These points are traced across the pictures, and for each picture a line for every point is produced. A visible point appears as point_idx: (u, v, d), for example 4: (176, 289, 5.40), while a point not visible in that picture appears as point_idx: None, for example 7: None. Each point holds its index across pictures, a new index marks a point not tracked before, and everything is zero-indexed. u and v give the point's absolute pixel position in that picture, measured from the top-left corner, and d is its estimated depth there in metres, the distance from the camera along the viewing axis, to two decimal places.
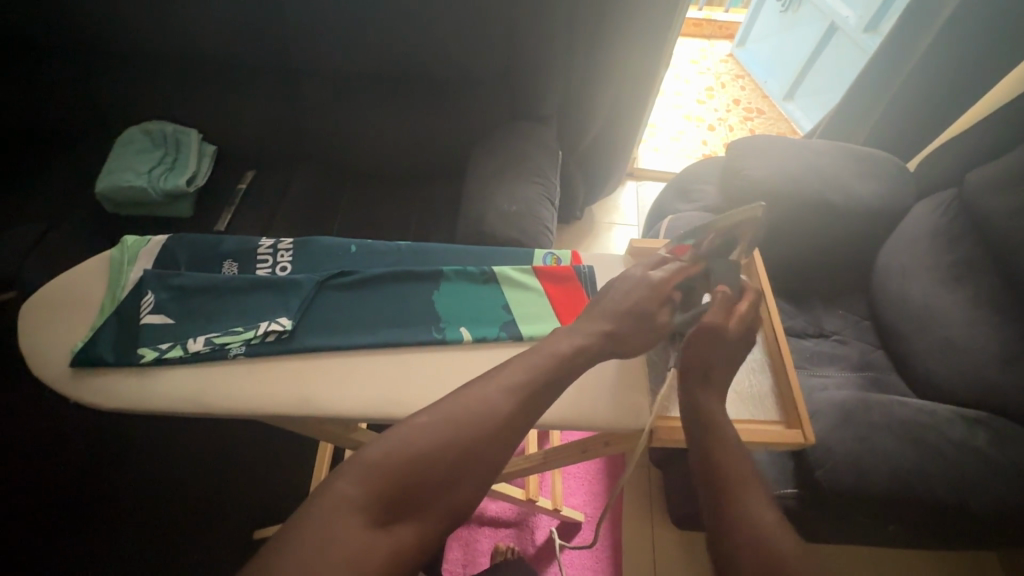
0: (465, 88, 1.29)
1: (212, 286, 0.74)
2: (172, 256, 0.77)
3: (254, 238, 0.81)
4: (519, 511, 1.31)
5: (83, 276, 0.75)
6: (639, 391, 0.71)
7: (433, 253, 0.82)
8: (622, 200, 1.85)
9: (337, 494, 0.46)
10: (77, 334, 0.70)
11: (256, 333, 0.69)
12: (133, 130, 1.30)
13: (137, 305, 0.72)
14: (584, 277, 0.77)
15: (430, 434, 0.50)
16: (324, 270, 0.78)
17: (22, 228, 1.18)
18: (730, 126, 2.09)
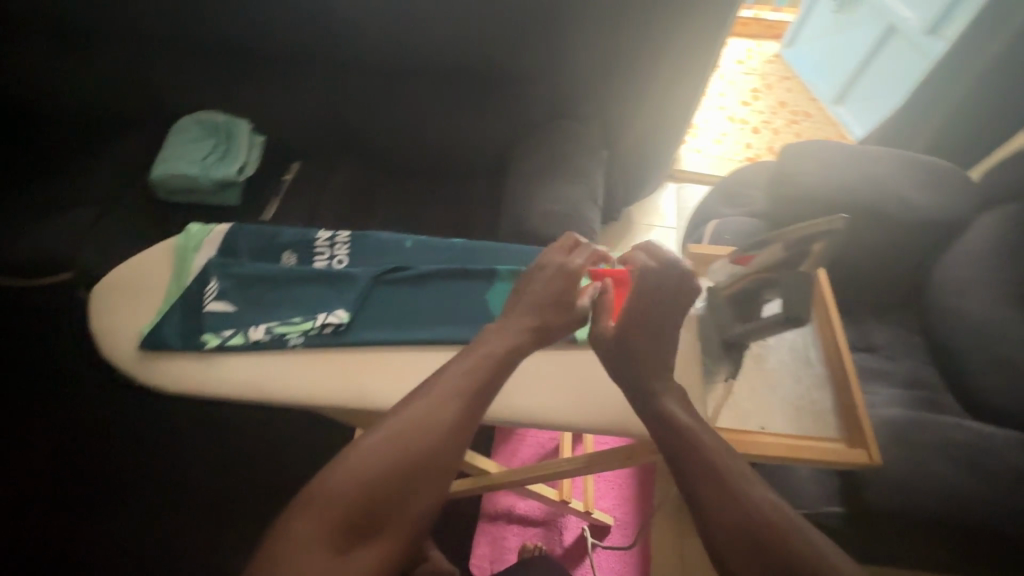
0: (512, 85, 1.29)
1: (271, 276, 0.76)
2: (234, 245, 0.79)
3: (311, 230, 0.82)
4: (548, 510, 1.31)
5: (150, 262, 0.77)
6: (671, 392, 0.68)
7: (486, 251, 0.82)
8: (662, 202, 1.82)
9: (303, 530, 0.50)
10: (144, 318, 0.72)
11: (314, 325, 0.70)
12: (187, 119, 1.33)
13: (201, 291, 0.74)
14: None
15: (382, 455, 0.54)
16: (380, 266, 0.79)
17: (81, 212, 1.24)
18: (774, 128, 2.03)
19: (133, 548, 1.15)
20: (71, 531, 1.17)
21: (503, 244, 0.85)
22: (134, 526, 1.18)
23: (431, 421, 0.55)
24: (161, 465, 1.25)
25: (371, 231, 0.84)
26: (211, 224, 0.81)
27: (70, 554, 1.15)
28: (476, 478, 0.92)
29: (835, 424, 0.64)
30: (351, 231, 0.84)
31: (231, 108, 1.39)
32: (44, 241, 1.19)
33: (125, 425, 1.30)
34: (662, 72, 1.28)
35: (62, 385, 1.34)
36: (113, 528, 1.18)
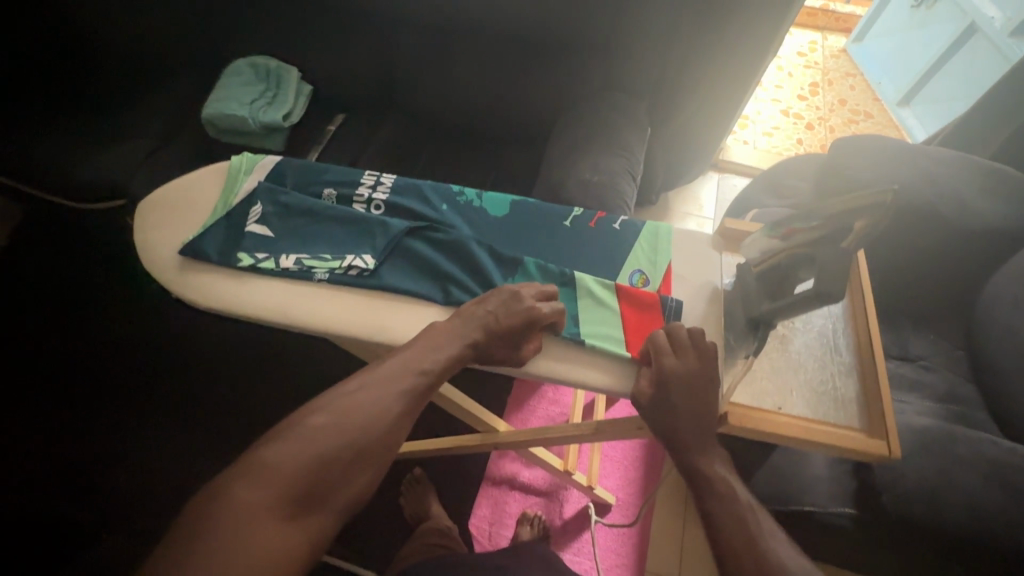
0: (562, 53, 1.27)
1: (309, 212, 0.77)
2: (282, 174, 0.80)
3: (357, 170, 0.82)
4: (552, 482, 1.32)
5: (203, 178, 0.80)
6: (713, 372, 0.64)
7: (523, 215, 0.77)
8: (702, 191, 1.77)
9: (245, 494, 0.50)
10: (188, 231, 0.75)
11: (342, 264, 0.72)
12: (239, 61, 1.36)
13: (246, 213, 0.76)
14: (668, 311, 0.68)
15: (329, 429, 0.56)
16: (416, 218, 0.77)
17: (137, 143, 1.32)
18: (831, 126, 1.94)
19: (153, 466, 1.22)
20: (98, 442, 1.25)
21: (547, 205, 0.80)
22: (157, 446, 1.25)
23: (378, 405, 0.58)
24: (189, 392, 1.32)
25: (416, 179, 0.82)
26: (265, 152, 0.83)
27: (96, 464, 1.22)
28: (484, 434, 0.93)
29: (857, 413, 0.62)
30: (396, 177, 0.82)
31: (284, 54, 1.41)
32: (103, 168, 1.26)
33: (162, 350, 1.37)
34: (719, 51, 1.23)
35: (112, 306, 1.44)
36: (138, 445, 1.25)
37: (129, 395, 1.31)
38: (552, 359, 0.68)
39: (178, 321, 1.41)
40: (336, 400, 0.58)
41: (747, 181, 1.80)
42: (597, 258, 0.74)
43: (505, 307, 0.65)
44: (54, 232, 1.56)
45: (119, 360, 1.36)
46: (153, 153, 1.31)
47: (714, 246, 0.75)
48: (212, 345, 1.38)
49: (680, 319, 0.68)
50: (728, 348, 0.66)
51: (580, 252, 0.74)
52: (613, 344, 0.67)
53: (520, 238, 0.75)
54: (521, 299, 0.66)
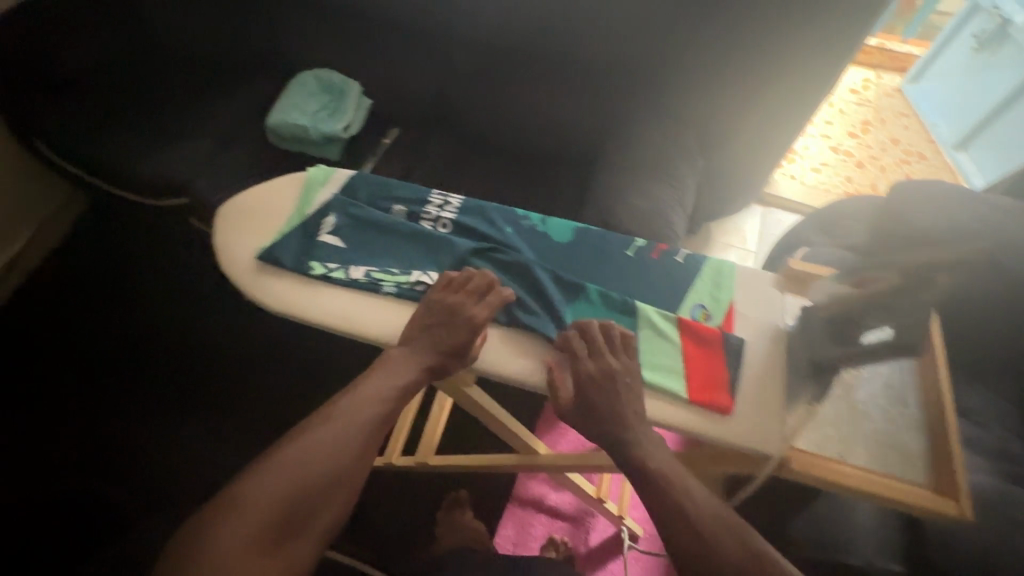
0: (617, 81, 1.30)
1: (380, 225, 0.79)
2: (354, 188, 0.83)
3: (425, 188, 0.85)
4: (579, 508, 1.32)
5: (280, 184, 0.83)
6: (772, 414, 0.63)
7: (586, 240, 0.78)
8: (746, 223, 1.75)
9: (221, 533, 0.54)
10: (263, 237, 0.78)
11: (409, 279, 0.74)
12: (305, 73, 1.42)
13: (319, 223, 0.79)
14: (731, 349, 0.66)
15: (299, 463, 0.59)
16: (483, 239, 0.78)
17: (203, 145, 1.39)
18: (882, 166, 1.91)
19: (180, 461, 1.30)
20: (147, 434, 1.33)
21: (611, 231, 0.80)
22: (196, 440, 1.33)
23: (347, 434, 0.62)
24: (235, 389, 1.41)
25: (482, 202, 0.84)
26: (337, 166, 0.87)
27: (137, 454, 1.30)
28: (522, 457, 0.93)
29: (923, 469, 0.60)
30: (463, 198, 0.84)
31: (346, 68, 1.46)
32: (171, 165, 1.33)
33: (216, 348, 1.46)
34: (776, 87, 1.23)
35: (169, 301, 1.52)
36: (170, 440, 1.32)
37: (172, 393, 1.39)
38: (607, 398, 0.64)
39: (231, 322, 1.50)
40: (307, 431, 0.62)
41: (792, 215, 1.77)
42: (660, 287, 0.73)
43: (443, 319, 0.68)
44: (114, 226, 1.64)
45: (176, 355, 1.44)
46: (218, 155, 1.39)
47: (779, 284, 0.73)
48: (262, 348, 1.46)
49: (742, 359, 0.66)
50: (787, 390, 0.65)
51: (642, 279, 0.74)
52: (672, 381, 0.64)
53: (583, 263, 0.75)
54: (460, 310, 0.68)
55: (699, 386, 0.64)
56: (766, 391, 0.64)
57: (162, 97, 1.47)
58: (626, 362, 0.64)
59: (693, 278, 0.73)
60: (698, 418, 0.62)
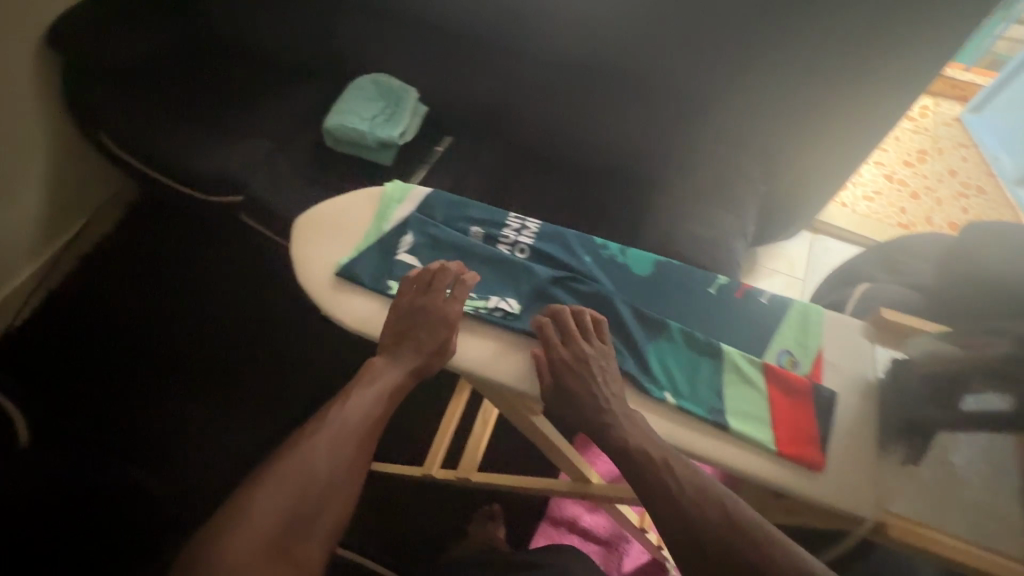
0: (678, 98, 1.24)
1: (458, 248, 0.84)
2: (431, 208, 0.89)
3: (503, 212, 0.89)
4: (613, 530, 1.30)
5: (359, 199, 0.89)
6: (860, 472, 0.66)
7: (666, 275, 0.82)
8: (793, 249, 1.72)
9: (234, 546, 0.61)
10: (341, 252, 0.84)
11: (487, 306, 0.79)
12: (364, 77, 1.42)
13: (397, 242, 0.85)
14: (819, 401, 0.71)
15: (299, 474, 0.67)
16: (562, 267, 0.83)
17: (259, 145, 1.40)
18: (938, 198, 1.85)
19: (201, 451, 1.33)
20: (178, 425, 1.36)
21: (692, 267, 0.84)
22: (220, 428, 1.36)
23: (340, 441, 0.70)
24: (267, 386, 1.42)
25: (559, 228, 0.88)
26: (412, 183, 0.92)
27: (158, 445, 1.33)
28: (574, 484, 0.93)
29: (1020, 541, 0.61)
30: (540, 223, 0.89)
31: (402, 73, 1.46)
32: (226, 164, 1.35)
33: (252, 345, 1.47)
34: (843, 118, 1.19)
35: (214, 294, 1.54)
36: (190, 430, 1.35)
37: (193, 386, 1.41)
38: (698, 446, 0.68)
39: (274, 318, 1.51)
40: (302, 444, 0.69)
41: (842, 244, 1.73)
42: (741, 331, 0.77)
43: (418, 320, 0.75)
44: (162, 218, 1.66)
45: (218, 348, 1.46)
46: (273, 155, 1.40)
47: (866, 335, 0.76)
48: (301, 347, 1.47)
49: (830, 412, 0.70)
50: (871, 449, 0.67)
51: (719, 318, 0.78)
52: (761, 432, 0.69)
53: (662, 298, 0.80)
54: (430, 308, 0.75)
55: (787, 438, 0.68)
56: (854, 450, 0.67)
57: (218, 96, 1.49)
58: (598, 349, 0.72)
59: (779, 324, 0.77)
60: (790, 470, 0.66)
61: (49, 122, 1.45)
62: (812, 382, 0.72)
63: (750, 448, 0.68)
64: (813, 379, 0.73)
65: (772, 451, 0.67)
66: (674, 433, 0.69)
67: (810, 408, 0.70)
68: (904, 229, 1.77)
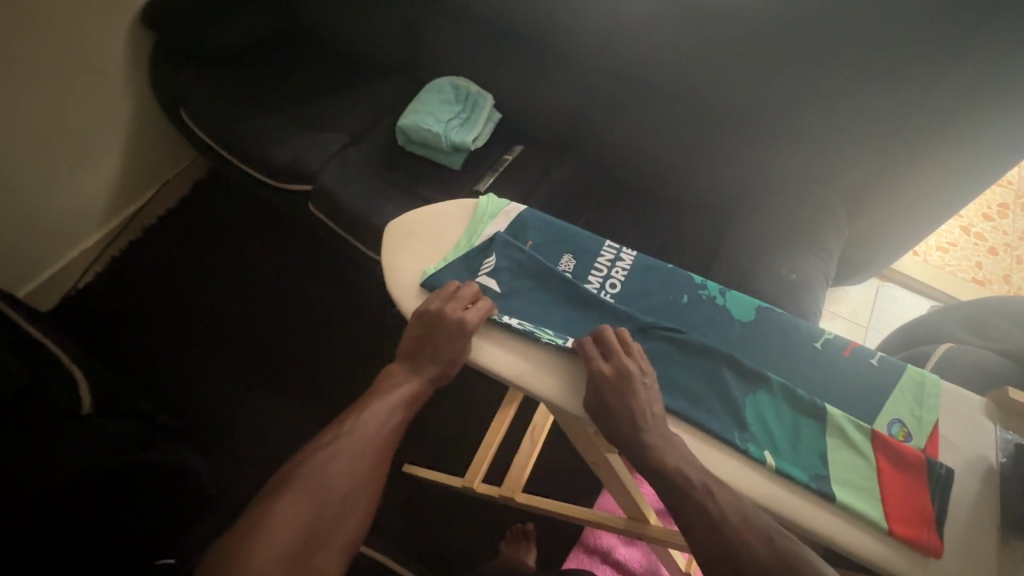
0: (765, 132, 1.20)
1: (544, 277, 0.87)
2: (520, 231, 0.92)
3: (599, 244, 0.91)
4: (648, 567, 1.26)
5: (454, 211, 0.94)
6: (972, 560, 0.65)
7: (764, 327, 0.82)
8: (858, 294, 1.64)
9: (250, 558, 0.56)
10: (429, 261, 0.89)
11: (562, 341, 0.80)
12: (442, 80, 1.42)
13: (481, 262, 0.88)
14: (937, 477, 0.69)
15: (318, 481, 0.64)
16: (654, 312, 0.84)
17: (332, 137, 1.41)
18: (1018, 256, 1.75)
19: (232, 433, 1.35)
20: (207, 405, 1.38)
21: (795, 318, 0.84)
22: (253, 410, 1.38)
23: (358, 449, 0.68)
24: (312, 378, 1.42)
25: (655, 265, 0.89)
26: (506, 202, 0.96)
27: (188, 423, 1.36)
28: (629, 521, 0.95)
29: None
30: (633, 258, 0.90)
31: (479, 78, 1.45)
32: (299, 154, 1.36)
33: (303, 334, 1.48)
34: (938, 172, 1.12)
35: (267, 278, 1.56)
36: (218, 411, 1.38)
37: (222, 366, 1.43)
38: (802, 512, 0.68)
39: (325, 309, 1.52)
40: (318, 452, 0.67)
41: (910, 294, 1.65)
42: (845, 396, 0.76)
43: (434, 329, 0.77)
44: (227, 197, 1.70)
45: (261, 332, 1.48)
46: (344, 149, 1.40)
47: (987, 416, 0.74)
48: (348, 342, 1.47)
49: (948, 490, 0.68)
50: (974, 538, 0.66)
51: (816, 378, 0.77)
52: (870, 506, 0.67)
53: (756, 347, 0.80)
54: (446, 316, 0.77)
55: (898, 516, 0.67)
56: (957, 537, 0.66)
57: (298, 86, 1.51)
58: (642, 366, 0.73)
59: (890, 391, 0.75)
60: (901, 551, 0.65)
61: (135, 98, 1.49)
62: (926, 456, 0.70)
63: (857, 521, 0.67)
64: (930, 454, 0.71)
65: (882, 528, 0.66)
66: (777, 496, 0.69)
67: (924, 482, 0.68)
68: (979, 285, 1.68)
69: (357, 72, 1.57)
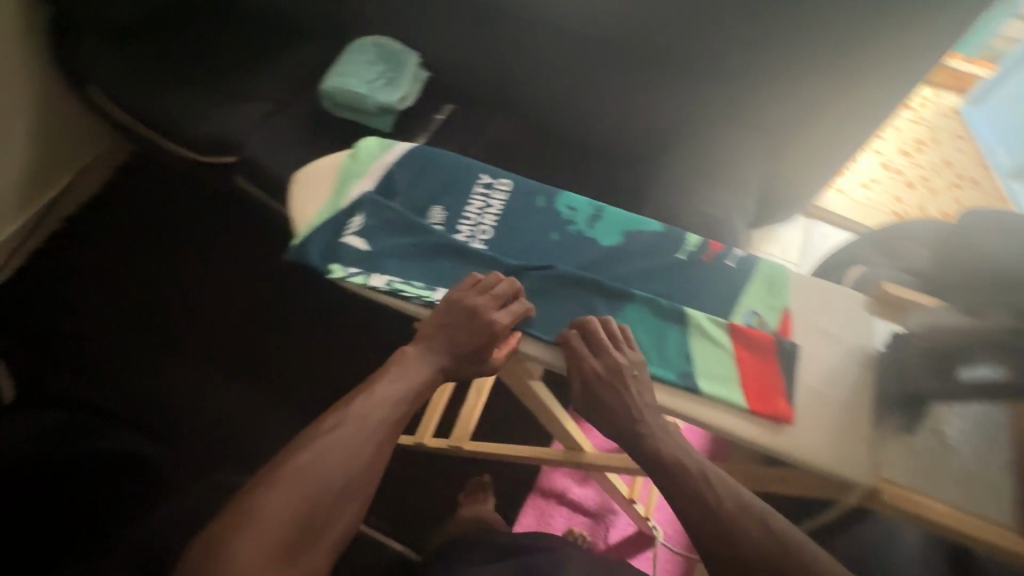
0: (681, 72, 1.24)
1: (414, 229, 0.87)
2: (389, 188, 0.92)
3: (467, 190, 0.92)
4: (601, 503, 1.32)
5: (319, 174, 0.93)
6: (845, 438, 0.72)
7: (626, 257, 0.86)
8: (788, 234, 1.72)
9: (235, 549, 0.54)
10: (297, 223, 0.88)
11: (434, 297, 0.80)
12: (365, 39, 1.38)
13: (346, 222, 0.87)
14: (783, 352, 0.78)
15: (314, 471, 0.61)
16: (525, 255, 0.86)
17: (255, 105, 1.36)
18: (933, 188, 1.87)
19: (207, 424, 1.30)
20: (179, 400, 1.33)
21: (664, 228, 0.89)
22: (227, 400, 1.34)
23: (359, 437, 0.64)
24: (293, 362, 1.39)
25: (523, 205, 0.91)
26: (376, 158, 0.94)
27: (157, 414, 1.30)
28: (567, 452, 0.98)
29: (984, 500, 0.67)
30: (503, 202, 0.91)
31: (404, 38, 1.43)
32: (222, 125, 1.31)
33: (241, 312, 1.45)
34: (841, 107, 1.19)
35: (196, 259, 1.51)
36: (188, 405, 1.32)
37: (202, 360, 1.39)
38: (676, 406, 0.74)
39: (263, 284, 1.49)
40: (319, 437, 0.64)
41: (836, 230, 1.74)
42: (705, 305, 0.83)
43: (464, 319, 0.74)
44: (147, 179, 1.62)
45: (243, 327, 1.43)
46: (270, 116, 1.36)
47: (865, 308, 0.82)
48: (284, 315, 1.45)
49: (790, 361, 0.77)
50: (846, 419, 0.73)
51: (678, 300, 0.82)
52: (731, 391, 0.74)
53: (623, 273, 0.84)
54: (476, 313, 0.74)
55: (755, 396, 0.74)
56: (829, 418, 0.73)
57: (215, 55, 1.44)
58: (631, 358, 0.73)
59: (744, 287, 0.84)
60: (761, 426, 0.72)
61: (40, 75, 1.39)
62: (776, 337, 0.79)
63: (722, 406, 0.74)
64: (777, 335, 0.80)
65: (744, 409, 0.73)
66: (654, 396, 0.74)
67: (774, 359, 0.77)
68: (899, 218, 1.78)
69: (276, 38, 1.51)
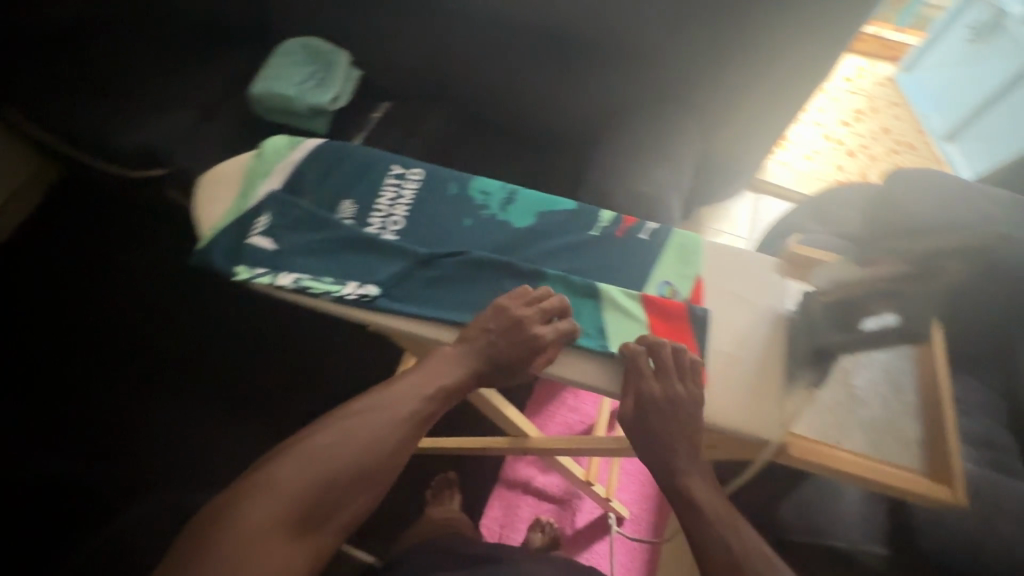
0: (608, 53, 1.24)
1: (324, 225, 0.86)
2: (298, 185, 0.90)
3: (377, 181, 0.91)
4: (566, 489, 1.33)
5: (225, 176, 0.91)
6: (760, 398, 0.74)
7: (539, 237, 0.87)
8: (737, 209, 1.74)
9: (245, 515, 0.53)
10: (203, 227, 0.86)
11: (343, 291, 0.79)
12: (291, 41, 1.36)
13: (252, 223, 0.85)
14: (696, 318, 0.79)
15: (333, 448, 0.60)
16: (436, 242, 0.86)
17: (182, 113, 1.33)
18: (873, 155, 1.92)
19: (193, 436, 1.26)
20: (172, 410, 1.29)
21: (577, 207, 0.90)
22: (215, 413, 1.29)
23: (382, 425, 0.63)
24: (251, 375, 1.35)
25: (434, 193, 0.90)
26: (284, 155, 0.93)
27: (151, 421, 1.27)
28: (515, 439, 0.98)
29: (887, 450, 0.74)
30: (415, 191, 0.91)
31: (333, 38, 1.41)
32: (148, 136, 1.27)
33: (188, 325, 1.41)
34: (765, 78, 1.21)
35: (137, 276, 1.47)
36: (181, 415, 1.29)
37: (196, 371, 1.35)
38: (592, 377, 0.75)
39: (208, 297, 1.46)
40: (344, 418, 0.63)
41: (783, 202, 1.77)
42: (618, 278, 0.84)
43: (511, 331, 0.73)
44: (81, 199, 1.57)
45: (238, 343, 1.39)
46: (198, 124, 1.33)
47: (779, 270, 0.85)
48: (229, 326, 1.42)
49: (704, 327, 0.78)
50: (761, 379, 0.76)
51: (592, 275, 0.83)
52: None
53: (535, 252, 0.85)
54: (523, 326, 0.73)
55: None
56: (744, 380, 0.75)
57: None
58: (694, 388, 0.70)
59: (660, 258, 0.86)
60: None
61: None
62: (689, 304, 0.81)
63: None
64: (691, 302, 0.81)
65: None
66: (570, 368, 0.76)
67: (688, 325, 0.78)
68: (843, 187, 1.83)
69: (203, 45, 1.47)
